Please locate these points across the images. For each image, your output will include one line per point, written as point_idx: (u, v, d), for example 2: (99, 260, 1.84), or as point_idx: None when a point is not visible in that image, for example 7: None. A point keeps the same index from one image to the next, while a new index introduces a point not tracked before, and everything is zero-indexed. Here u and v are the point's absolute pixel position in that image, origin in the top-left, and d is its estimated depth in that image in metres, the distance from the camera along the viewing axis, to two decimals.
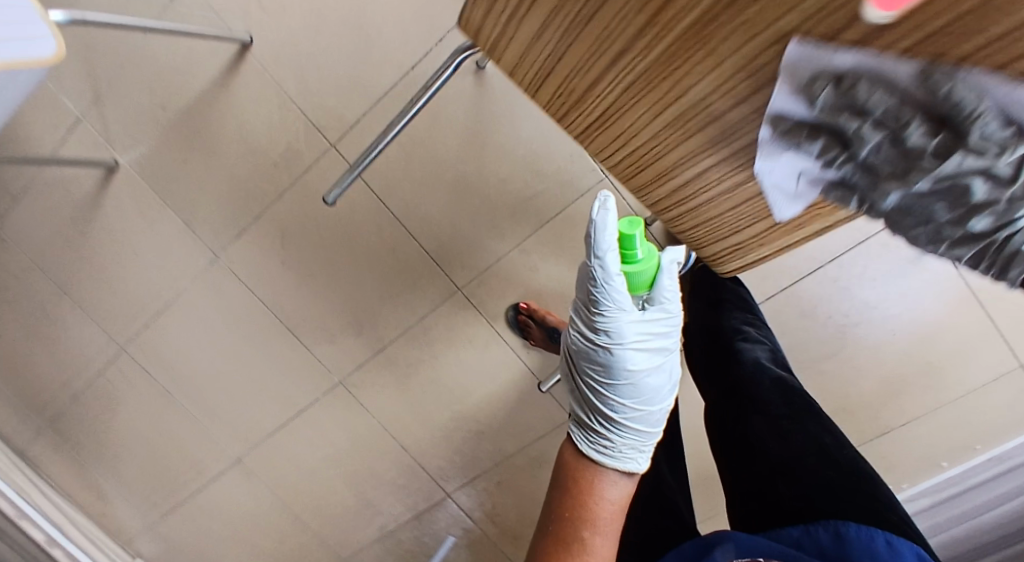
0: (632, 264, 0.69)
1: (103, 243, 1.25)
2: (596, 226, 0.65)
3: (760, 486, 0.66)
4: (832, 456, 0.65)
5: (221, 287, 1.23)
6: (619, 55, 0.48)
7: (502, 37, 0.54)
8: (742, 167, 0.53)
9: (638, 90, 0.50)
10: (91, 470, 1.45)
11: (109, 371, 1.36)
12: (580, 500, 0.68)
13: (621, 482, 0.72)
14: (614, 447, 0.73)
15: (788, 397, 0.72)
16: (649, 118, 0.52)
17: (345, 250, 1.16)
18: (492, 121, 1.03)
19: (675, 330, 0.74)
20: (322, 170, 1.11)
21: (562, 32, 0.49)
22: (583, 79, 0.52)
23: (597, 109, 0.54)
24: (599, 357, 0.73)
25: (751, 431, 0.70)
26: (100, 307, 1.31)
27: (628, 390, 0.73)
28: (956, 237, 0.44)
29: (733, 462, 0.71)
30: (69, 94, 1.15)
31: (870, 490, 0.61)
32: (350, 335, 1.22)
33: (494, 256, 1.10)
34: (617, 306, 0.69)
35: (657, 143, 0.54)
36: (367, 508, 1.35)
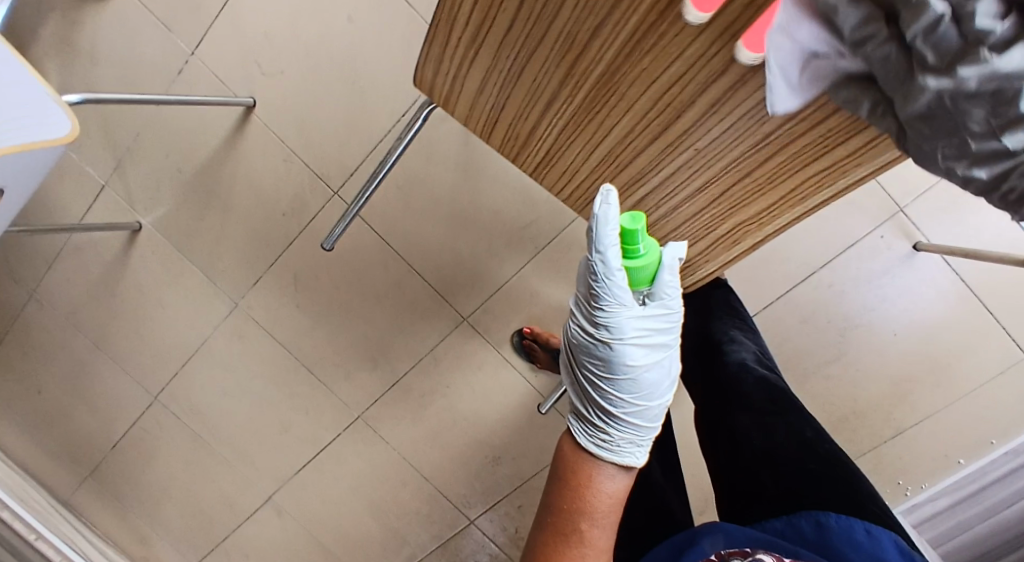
0: (634, 259, 0.60)
1: (132, 299, 1.34)
2: (597, 219, 0.57)
3: (745, 477, 0.65)
4: (815, 449, 0.64)
5: (242, 332, 1.30)
6: (550, 101, 0.58)
7: (453, 93, 0.63)
8: (671, 193, 0.60)
9: (571, 130, 0.59)
10: (133, 516, 1.52)
11: (144, 419, 1.43)
12: (577, 494, 0.59)
13: (620, 479, 0.62)
14: (613, 444, 0.63)
15: (772, 392, 0.71)
16: (584, 154, 0.61)
17: (354, 289, 1.21)
18: (482, 156, 1.08)
19: (679, 325, 0.66)
20: (327, 215, 1.18)
21: (500, 86, 0.59)
22: (525, 124, 0.61)
23: (542, 150, 0.63)
24: (598, 351, 0.64)
25: (737, 426, 0.69)
26: (132, 358, 1.39)
27: (629, 385, 0.65)
28: (978, 157, 0.40)
29: (720, 457, 0.70)
30: (96, 165, 1.25)
31: (854, 482, 0.60)
32: (365, 369, 1.26)
33: (495, 284, 1.14)
34: (618, 301, 0.61)
35: (596, 176, 0.63)
36: (394, 539, 1.38)
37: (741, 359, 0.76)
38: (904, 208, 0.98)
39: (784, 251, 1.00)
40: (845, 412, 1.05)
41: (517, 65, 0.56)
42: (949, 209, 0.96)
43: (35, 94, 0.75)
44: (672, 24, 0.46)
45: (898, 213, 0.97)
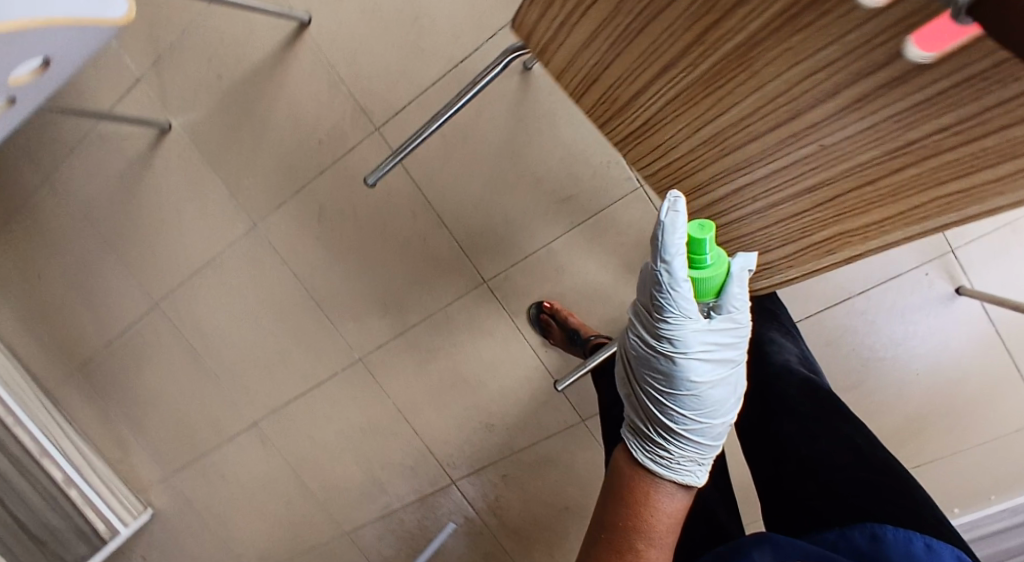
0: (700, 269, 0.59)
1: (147, 201, 1.30)
2: (665, 227, 0.56)
3: (792, 487, 0.60)
4: (866, 455, 0.58)
5: (255, 254, 1.27)
6: (664, 67, 0.52)
7: (553, 41, 0.59)
8: (777, 188, 0.54)
9: (681, 104, 0.53)
10: (116, 416, 1.52)
11: (141, 324, 1.41)
12: (634, 510, 0.57)
13: (679, 497, 0.60)
14: (672, 461, 0.62)
15: (816, 396, 0.66)
16: (686, 133, 0.55)
17: (378, 232, 1.18)
18: (534, 120, 1.04)
19: (744, 341, 0.65)
20: (363, 152, 1.14)
21: (611, 41, 0.54)
22: (627, 88, 0.56)
23: (638, 119, 0.58)
24: (660, 364, 0.64)
25: (782, 432, 0.65)
26: (139, 262, 1.36)
27: (690, 401, 0.64)
28: None
29: (764, 465, 0.65)
30: (135, 57, 1.22)
31: (911, 491, 0.54)
32: (374, 315, 1.24)
33: (523, 252, 1.12)
34: (683, 314, 0.60)
35: (693, 157, 0.57)
36: (374, 486, 1.38)
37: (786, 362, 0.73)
38: (954, 249, 0.95)
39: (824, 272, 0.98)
40: None
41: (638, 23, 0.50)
42: (1000, 257, 0.93)
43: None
44: (842, 5, 0.39)
45: (948, 253, 0.94)
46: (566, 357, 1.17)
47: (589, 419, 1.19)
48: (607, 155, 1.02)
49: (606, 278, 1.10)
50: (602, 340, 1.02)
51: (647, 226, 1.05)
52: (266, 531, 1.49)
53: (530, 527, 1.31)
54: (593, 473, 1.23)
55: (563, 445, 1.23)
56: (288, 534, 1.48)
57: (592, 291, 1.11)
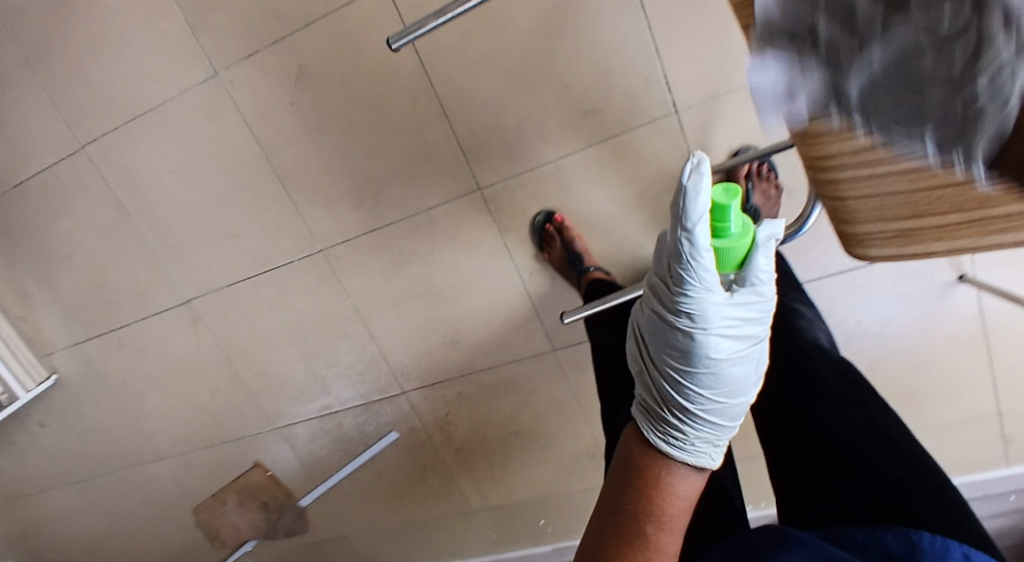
0: (724, 239, 0.52)
1: (84, 18, 1.07)
2: (685, 195, 0.48)
3: (819, 477, 0.59)
4: (898, 447, 0.58)
5: (213, 109, 1.08)
6: None
7: None
8: None
9: None
10: (21, 267, 1.32)
11: (61, 168, 1.20)
12: (644, 494, 0.53)
13: (692, 480, 0.56)
14: (686, 442, 0.57)
15: (850, 380, 0.65)
16: None
17: (367, 110, 1.03)
18: (574, 14, 0.91)
19: (769, 317, 0.57)
20: (365, 10, 0.96)
21: None
22: None
23: None
24: (678, 340, 0.58)
25: (813, 413, 0.64)
26: (65, 92, 1.13)
27: (708, 379, 0.58)
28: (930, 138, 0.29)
29: (786, 445, 0.65)
30: None
31: (943, 488, 0.54)
32: (345, 203, 1.11)
33: (528, 164, 1.01)
34: (704, 287, 0.53)
35: None
36: (316, 384, 1.29)
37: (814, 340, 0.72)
38: None
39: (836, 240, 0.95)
40: None
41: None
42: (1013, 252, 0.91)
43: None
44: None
45: None
46: (551, 283, 1.10)
47: (561, 350, 1.15)
48: (647, 72, 0.92)
49: (611, 208, 1.02)
50: (600, 275, 1.00)
51: (670, 160, 0.97)
52: (188, 415, 1.38)
53: (476, 447, 1.28)
54: (552, 403, 1.21)
55: (527, 372, 1.18)
56: (212, 421, 1.38)
57: (594, 218, 1.03)
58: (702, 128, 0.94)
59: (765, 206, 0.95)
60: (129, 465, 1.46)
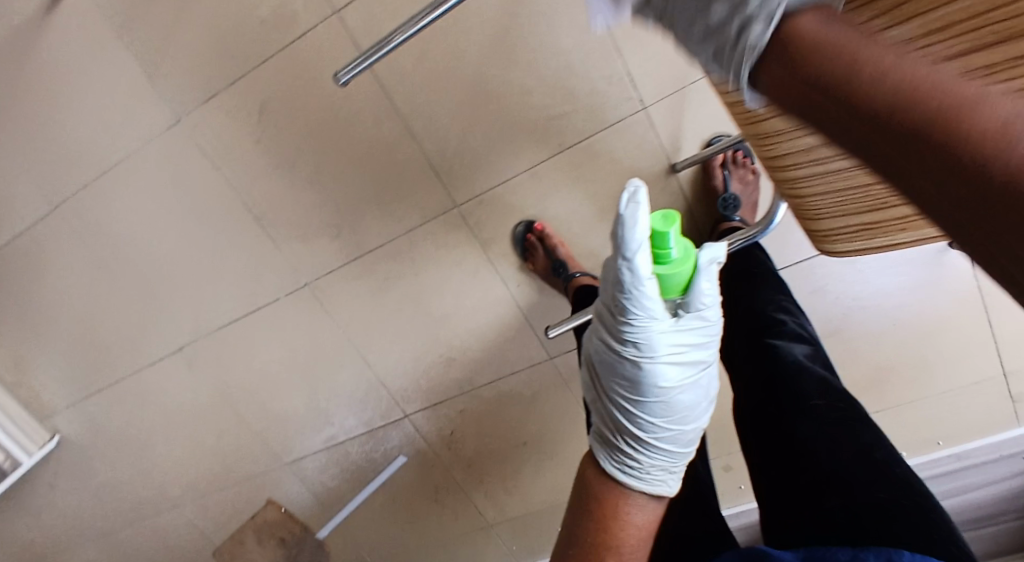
0: (665, 264, 0.56)
1: (39, 80, 1.06)
2: (624, 224, 0.53)
3: (802, 501, 0.54)
4: (886, 474, 0.52)
5: (180, 156, 1.07)
6: None
7: None
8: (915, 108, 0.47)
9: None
10: (12, 334, 1.32)
11: (38, 231, 1.19)
12: (601, 524, 0.57)
13: (650, 508, 0.61)
14: (642, 471, 0.61)
15: (838, 401, 0.59)
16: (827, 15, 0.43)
17: (333, 140, 1.02)
18: (528, 20, 0.90)
19: (715, 340, 0.61)
20: (318, 40, 0.95)
21: None
22: None
23: None
24: (626, 369, 0.60)
25: (798, 433, 0.58)
26: (32, 156, 1.12)
27: (658, 408, 0.60)
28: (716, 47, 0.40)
29: (770, 463, 0.59)
30: None
31: (935, 518, 0.48)
32: (324, 234, 1.10)
33: (501, 177, 1.00)
34: (648, 314, 0.57)
35: None
36: (318, 417, 1.28)
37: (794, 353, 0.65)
38: None
39: None
40: None
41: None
42: None
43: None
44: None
45: None
46: (539, 292, 1.09)
47: (558, 357, 1.14)
48: (609, 71, 0.91)
49: (590, 212, 1.01)
50: (587, 280, 0.99)
51: (643, 157, 0.95)
52: (196, 461, 1.38)
53: (485, 462, 1.27)
54: (555, 410, 1.19)
55: (527, 382, 1.17)
56: (220, 464, 1.37)
57: (574, 222, 1.02)
58: (671, 122, 0.93)
59: (744, 192, 0.96)
60: (144, 518, 1.46)
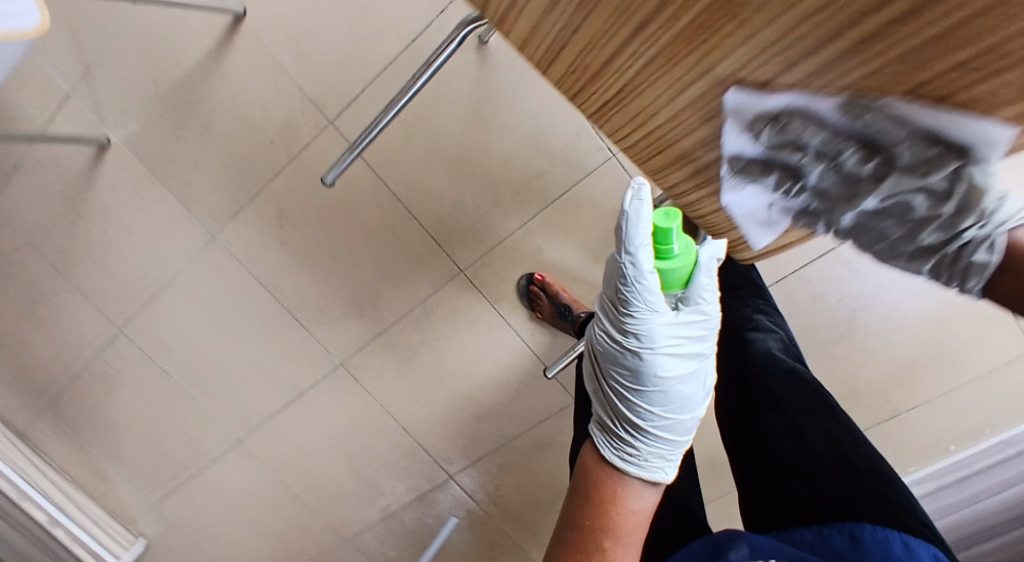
0: (668, 260, 0.60)
1: (96, 222, 1.22)
2: (629, 218, 0.56)
3: (775, 488, 0.62)
4: (847, 453, 0.60)
5: (218, 267, 1.21)
6: (635, 29, 0.40)
7: (511, 7, 0.46)
8: None
9: (656, 66, 0.42)
10: (94, 450, 1.45)
11: (107, 351, 1.34)
12: (601, 509, 0.60)
13: (646, 494, 0.63)
14: (639, 458, 0.63)
15: (804, 391, 0.67)
16: (668, 98, 0.44)
17: (345, 231, 1.13)
18: (497, 97, 1.00)
19: (712, 334, 0.65)
20: (320, 147, 1.08)
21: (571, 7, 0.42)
22: (593, 58, 0.45)
23: (612, 87, 0.46)
24: (627, 360, 0.64)
25: (767, 424, 0.66)
26: (96, 287, 1.28)
27: (658, 396, 0.64)
28: (910, 251, 0.48)
29: (746, 456, 0.67)
30: (57, 68, 1.12)
31: (891, 487, 0.57)
32: (349, 316, 1.19)
33: (498, 236, 1.08)
34: (650, 307, 0.60)
35: (678, 126, 0.46)
36: (370, 489, 1.34)
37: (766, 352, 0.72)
38: None
39: None
40: (842, 391, 1.06)
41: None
42: None
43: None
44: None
45: None
46: (552, 338, 1.14)
47: None
48: (576, 127, 0.99)
49: (584, 255, 1.08)
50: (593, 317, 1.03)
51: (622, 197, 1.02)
52: (265, 548, 1.44)
53: (533, 513, 1.29)
54: None
55: (558, 428, 1.21)
56: (287, 549, 1.43)
57: (573, 268, 1.09)
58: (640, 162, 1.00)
59: None
60: None
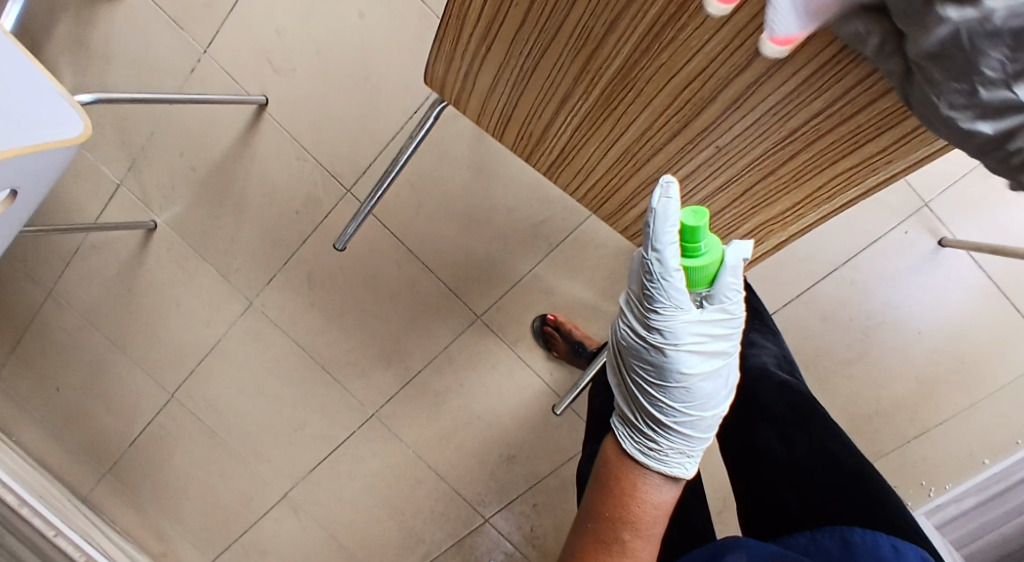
0: (694, 259, 0.60)
1: (147, 297, 1.34)
2: (656, 215, 0.56)
3: (766, 495, 0.66)
4: (838, 460, 0.64)
5: (256, 329, 1.30)
6: (562, 102, 0.56)
7: (463, 90, 0.62)
8: (695, 191, 0.59)
9: (586, 129, 0.57)
10: (153, 510, 1.54)
11: (162, 415, 1.44)
12: (621, 502, 0.60)
13: (666, 489, 0.64)
14: (661, 453, 0.64)
15: (796, 403, 0.71)
16: (600, 153, 0.59)
17: (368, 288, 1.21)
18: (496, 153, 1.08)
19: (737, 333, 0.65)
20: (340, 214, 1.17)
21: (513, 83, 0.57)
22: (538, 123, 0.60)
23: (557, 149, 0.61)
24: (651, 356, 0.65)
25: (759, 435, 0.70)
26: (149, 356, 1.40)
27: (681, 393, 0.65)
28: (989, 108, 0.39)
29: (738, 464, 0.71)
30: (109, 163, 1.26)
31: (881, 494, 0.60)
32: (378, 367, 1.26)
33: (510, 281, 1.14)
34: (675, 304, 0.61)
35: (612, 176, 0.61)
36: (410, 537, 1.37)
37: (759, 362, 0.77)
38: (928, 202, 0.96)
39: (805, 252, 0.99)
40: (870, 412, 1.03)
41: (488, 50, 0.55)
42: (970, 201, 0.94)
43: (23, 74, 0.72)
44: (693, 19, 0.44)
45: (923, 208, 0.95)
46: (570, 375, 1.17)
47: None
48: None
49: (593, 293, 1.12)
50: None
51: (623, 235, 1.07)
52: None
53: None
54: None
55: None
56: None
57: (585, 306, 1.13)
58: None
59: None
60: None
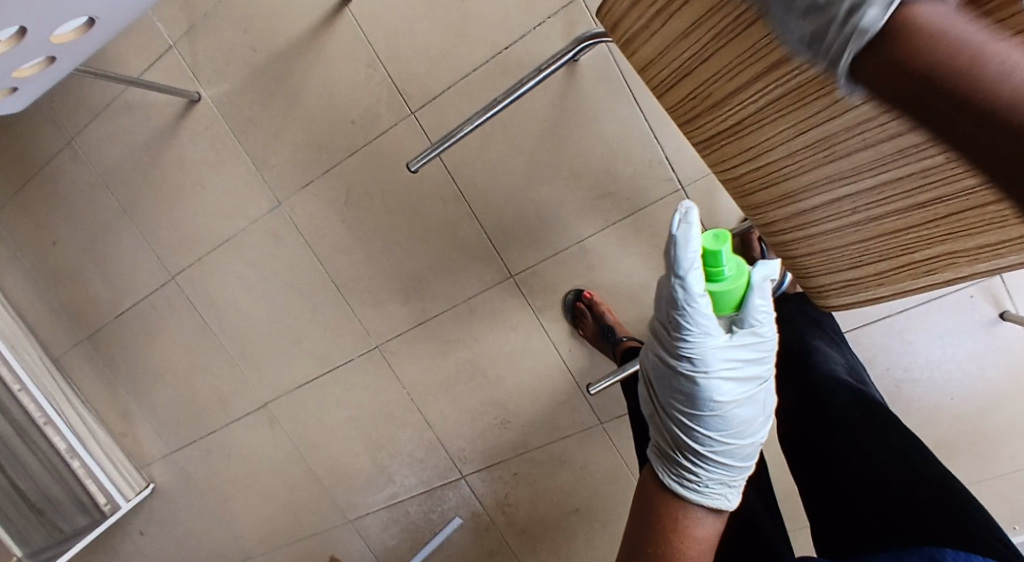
0: (718, 283, 0.59)
1: (170, 171, 1.28)
2: (676, 242, 0.56)
3: (845, 504, 0.66)
4: (923, 474, 0.62)
5: (277, 232, 1.24)
6: (776, 63, 0.48)
7: (641, 31, 0.56)
8: (895, 196, 0.51)
9: (789, 101, 0.50)
10: (122, 388, 1.49)
11: (156, 296, 1.39)
12: (666, 538, 0.59)
13: (710, 521, 0.63)
14: (701, 484, 0.63)
15: (867, 409, 0.72)
16: (792, 132, 0.51)
17: (406, 218, 1.16)
18: (576, 114, 1.02)
19: (769, 354, 0.63)
20: (396, 136, 1.11)
21: (714, 34, 0.50)
22: (725, 84, 0.52)
23: (733, 117, 0.54)
24: (683, 385, 0.62)
25: (833, 444, 0.70)
26: (157, 232, 1.33)
27: (716, 422, 0.62)
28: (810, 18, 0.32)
29: (812, 476, 0.71)
30: (166, 23, 1.18)
31: (969, 508, 0.58)
32: (395, 301, 1.22)
33: (554, 248, 1.10)
34: (702, 330, 0.59)
35: (792, 161, 0.53)
36: (381, 475, 1.35)
37: (832, 371, 0.79)
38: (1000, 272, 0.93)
39: None
40: None
41: None
42: None
43: None
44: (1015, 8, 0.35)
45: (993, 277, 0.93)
46: (591, 357, 1.14)
47: (608, 421, 1.17)
48: (649, 155, 1.01)
49: (637, 280, 1.08)
50: (634, 342, 1.03)
51: None
52: (268, 516, 1.45)
53: (539, 529, 1.27)
54: (606, 476, 1.21)
55: (580, 447, 1.21)
56: (288, 517, 1.43)
57: (625, 290, 1.09)
58: (709, 198, 1.01)
59: None
60: None
